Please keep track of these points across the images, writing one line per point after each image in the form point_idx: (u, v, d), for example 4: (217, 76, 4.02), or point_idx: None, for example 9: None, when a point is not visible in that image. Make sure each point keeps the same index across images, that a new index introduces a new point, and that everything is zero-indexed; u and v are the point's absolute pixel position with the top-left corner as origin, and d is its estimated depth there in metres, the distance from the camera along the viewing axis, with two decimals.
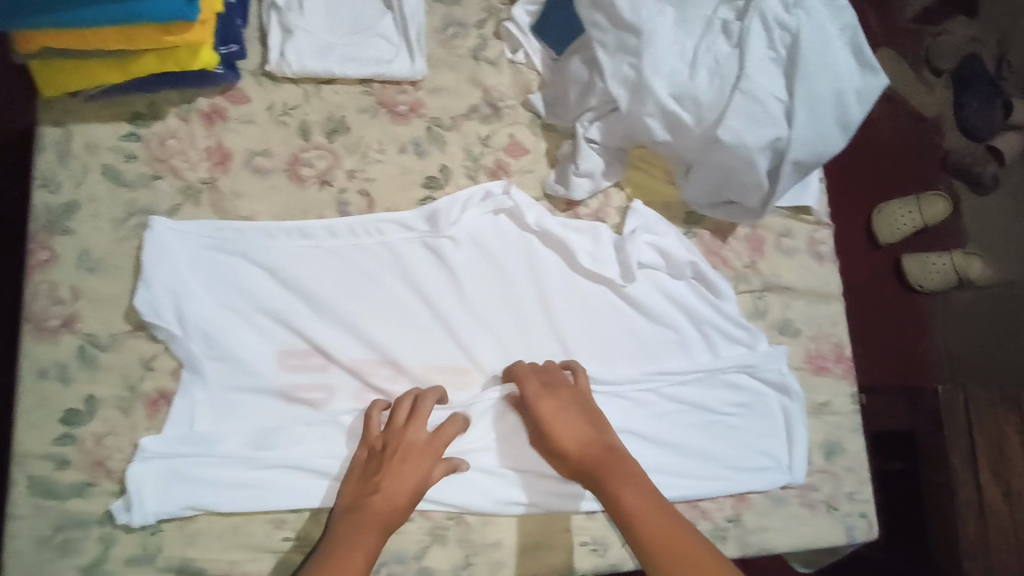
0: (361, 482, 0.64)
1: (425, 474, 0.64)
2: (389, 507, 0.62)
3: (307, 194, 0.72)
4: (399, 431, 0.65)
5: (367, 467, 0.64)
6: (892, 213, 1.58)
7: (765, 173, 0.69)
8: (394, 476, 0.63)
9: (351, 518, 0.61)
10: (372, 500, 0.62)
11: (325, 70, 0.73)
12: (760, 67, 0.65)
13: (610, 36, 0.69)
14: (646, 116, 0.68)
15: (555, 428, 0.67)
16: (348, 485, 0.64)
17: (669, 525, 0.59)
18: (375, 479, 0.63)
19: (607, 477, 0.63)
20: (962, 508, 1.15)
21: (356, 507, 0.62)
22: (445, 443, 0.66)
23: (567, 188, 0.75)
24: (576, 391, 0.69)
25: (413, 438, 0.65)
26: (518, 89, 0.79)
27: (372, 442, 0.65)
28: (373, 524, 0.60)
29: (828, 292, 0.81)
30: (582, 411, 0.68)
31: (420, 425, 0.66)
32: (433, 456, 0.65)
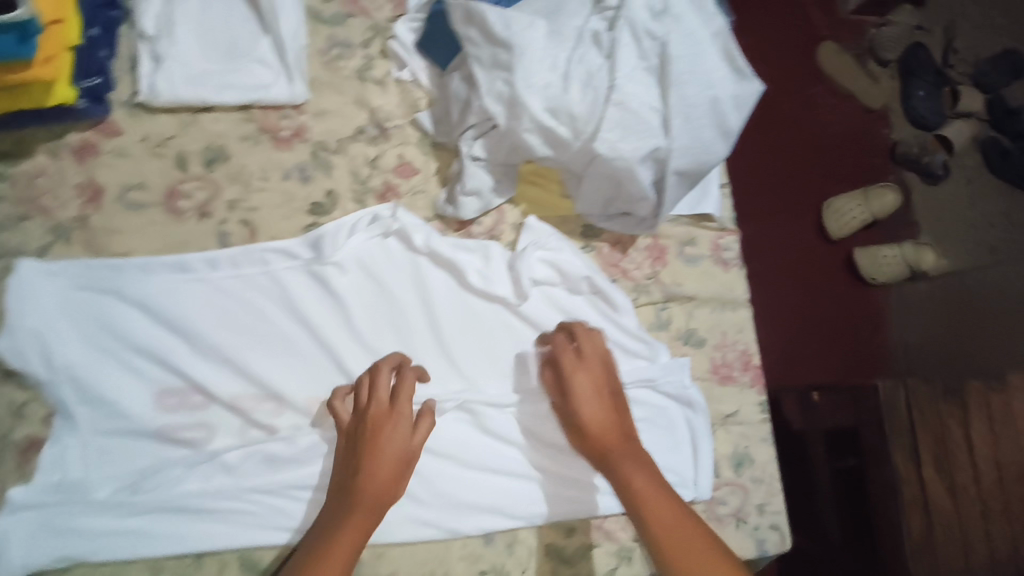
0: (343, 465, 0.63)
1: (400, 444, 0.63)
2: (371, 485, 0.61)
3: (184, 226, 0.70)
4: (368, 410, 0.64)
5: (346, 450, 0.64)
6: (842, 206, 1.56)
7: (650, 185, 0.67)
8: (371, 451, 0.62)
9: (338, 506, 0.61)
10: (355, 482, 0.61)
11: (201, 100, 0.71)
12: (632, 76, 0.63)
13: (484, 51, 0.67)
14: (524, 132, 0.66)
15: (580, 404, 0.67)
16: (334, 473, 0.64)
17: (673, 508, 0.60)
18: (352, 461, 0.63)
19: (623, 461, 0.64)
20: (905, 508, 1.18)
21: (342, 492, 0.62)
22: (410, 401, 0.65)
23: (455, 208, 0.73)
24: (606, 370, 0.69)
25: (381, 412, 0.64)
26: (406, 108, 0.78)
27: (346, 425, 0.65)
28: (364, 503, 0.60)
29: (733, 300, 0.80)
30: (605, 392, 0.68)
31: (383, 392, 0.65)
32: (404, 417, 0.65)
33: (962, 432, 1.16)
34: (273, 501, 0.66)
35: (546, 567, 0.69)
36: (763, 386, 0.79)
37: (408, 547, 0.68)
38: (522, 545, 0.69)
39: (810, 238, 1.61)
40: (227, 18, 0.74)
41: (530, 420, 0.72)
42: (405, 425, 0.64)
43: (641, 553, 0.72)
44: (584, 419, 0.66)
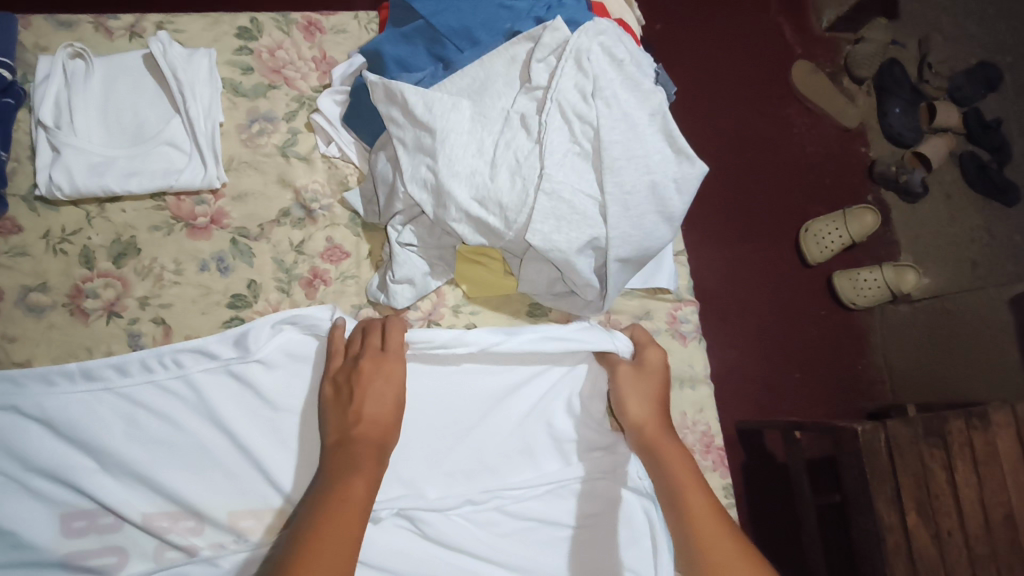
0: (340, 410, 0.60)
1: (391, 393, 0.61)
2: (375, 430, 0.59)
3: (91, 329, 0.65)
4: (362, 356, 0.63)
5: (339, 398, 0.61)
6: (819, 230, 1.50)
7: (592, 274, 0.63)
8: (370, 394, 0.60)
9: (340, 451, 0.57)
10: (357, 428, 0.58)
11: (104, 190, 0.65)
12: (561, 162, 0.59)
13: (408, 133, 0.62)
14: (451, 221, 0.61)
15: (649, 370, 0.68)
16: (329, 420, 0.60)
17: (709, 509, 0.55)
18: (351, 407, 0.60)
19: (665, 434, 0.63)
20: (889, 556, 1.06)
21: (342, 439, 0.58)
22: (400, 348, 0.64)
23: (387, 296, 0.68)
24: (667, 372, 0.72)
25: (373, 358, 0.62)
26: (333, 185, 0.73)
27: (336, 373, 0.63)
28: (368, 447, 0.57)
29: (692, 376, 0.75)
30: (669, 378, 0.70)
31: (375, 339, 0.64)
32: (396, 360, 0.63)
33: (943, 475, 1.12)
34: None
35: None
36: (727, 468, 0.74)
37: None
38: None
39: (789, 263, 1.54)
40: (134, 96, 0.69)
41: (476, 522, 0.68)
42: (398, 372, 0.63)
43: None
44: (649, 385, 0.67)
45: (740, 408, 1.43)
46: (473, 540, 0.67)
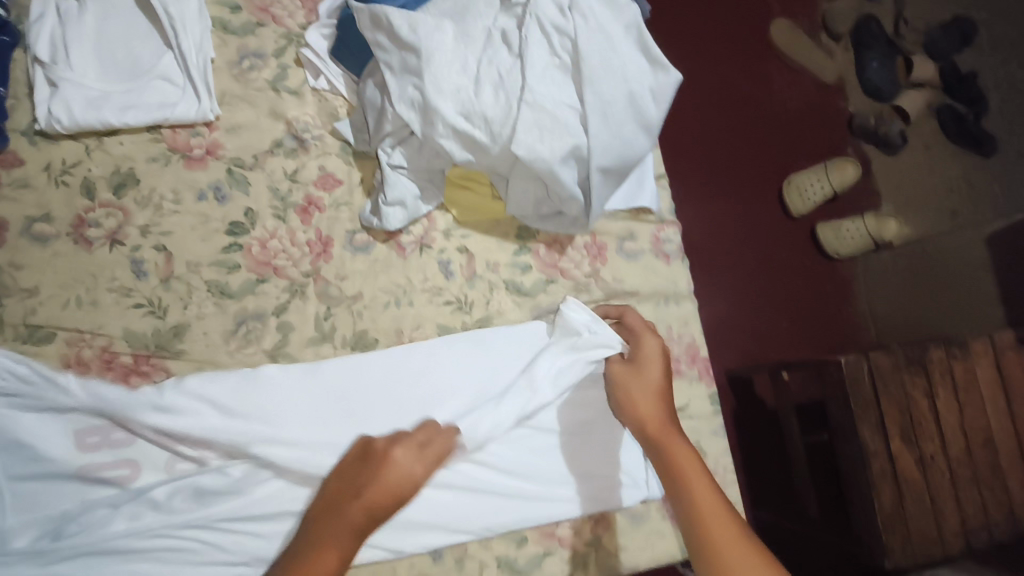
0: (348, 479, 0.61)
1: (405, 485, 0.60)
2: (367, 513, 0.59)
3: (96, 256, 0.67)
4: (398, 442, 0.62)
5: (355, 466, 0.62)
6: (801, 183, 1.51)
7: (576, 186, 0.65)
8: (379, 480, 0.60)
9: (328, 521, 0.59)
10: (352, 503, 0.59)
11: (102, 123, 0.68)
12: (541, 75, 0.62)
13: (394, 57, 0.64)
14: (439, 137, 0.63)
15: (648, 366, 0.69)
16: (332, 480, 0.62)
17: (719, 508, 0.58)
18: (358, 481, 0.61)
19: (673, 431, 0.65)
20: (876, 480, 1.10)
21: (334, 506, 0.60)
22: (436, 451, 0.63)
23: (379, 219, 0.70)
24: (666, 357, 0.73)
25: (406, 449, 0.62)
26: (324, 117, 0.75)
27: (368, 442, 0.64)
28: (349, 524, 0.58)
29: (676, 292, 0.79)
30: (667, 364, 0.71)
31: (419, 433, 0.64)
32: (427, 464, 0.62)
33: (926, 402, 1.15)
34: (204, 535, 0.64)
35: None
36: (711, 378, 0.78)
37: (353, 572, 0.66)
38: (471, 560, 0.68)
39: (772, 214, 1.55)
40: (126, 32, 0.71)
41: (471, 436, 0.69)
42: (420, 470, 0.61)
43: (596, 557, 0.71)
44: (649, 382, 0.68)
45: (729, 356, 1.45)
46: (468, 451, 0.69)
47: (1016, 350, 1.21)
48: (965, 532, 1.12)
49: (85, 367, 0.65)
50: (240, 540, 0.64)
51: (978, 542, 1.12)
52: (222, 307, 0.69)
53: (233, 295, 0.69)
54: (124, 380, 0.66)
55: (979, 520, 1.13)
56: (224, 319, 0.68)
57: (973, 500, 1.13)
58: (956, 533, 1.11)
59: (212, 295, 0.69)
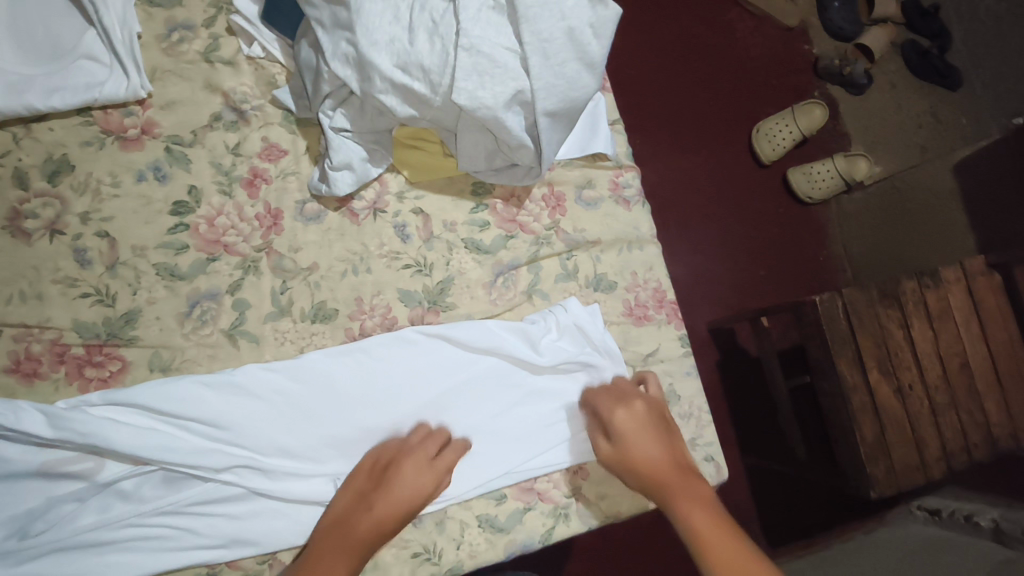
0: (359, 488, 0.63)
1: (417, 501, 0.63)
2: (376, 525, 0.61)
3: (35, 248, 0.65)
4: (411, 457, 0.64)
5: (368, 481, 0.63)
6: (770, 129, 1.49)
7: (524, 131, 0.64)
8: (392, 497, 0.62)
9: (337, 533, 0.61)
10: (362, 515, 0.61)
11: (27, 108, 0.65)
12: (476, 17, 0.60)
13: (325, 13, 0.63)
14: (379, 93, 0.62)
15: (624, 434, 0.65)
16: (344, 496, 0.63)
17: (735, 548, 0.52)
18: (369, 494, 0.62)
19: (677, 482, 0.61)
20: (858, 416, 1.11)
21: (344, 518, 0.62)
22: (445, 466, 0.64)
23: (327, 185, 0.68)
24: (645, 403, 0.68)
25: (420, 466, 0.63)
26: (263, 86, 0.73)
27: (379, 457, 0.64)
28: (356, 537, 0.60)
29: (639, 238, 0.78)
30: (654, 417, 0.67)
31: (428, 446, 0.65)
32: (435, 476, 0.64)
33: (901, 333, 1.15)
34: (178, 521, 0.63)
35: (481, 537, 0.68)
36: (680, 321, 0.77)
37: None
38: (451, 521, 0.67)
39: (742, 163, 1.53)
40: (43, 11, 0.67)
41: (445, 406, 0.68)
42: (431, 486, 0.63)
43: (577, 508, 0.70)
44: (635, 450, 0.64)
45: (710, 309, 1.43)
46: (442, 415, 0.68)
47: (986, 275, 1.21)
48: (946, 456, 1.13)
49: (37, 363, 0.63)
50: (215, 523, 0.63)
51: (959, 464, 1.13)
52: (174, 290, 0.66)
53: (184, 277, 0.67)
54: (79, 372, 0.63)
55: (959, 444, 1.14)
56: (177, 301, 0.66)
57: (953, 425, 1.14)
58: (938, 458, 1.12)
59: (162, 278, 0.66)
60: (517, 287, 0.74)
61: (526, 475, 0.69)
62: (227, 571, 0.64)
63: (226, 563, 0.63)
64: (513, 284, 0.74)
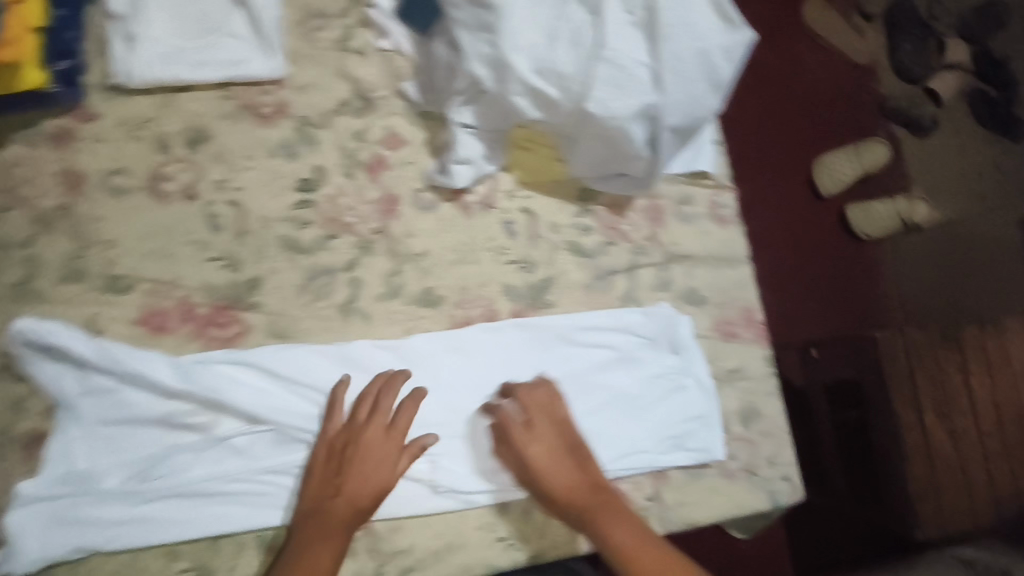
0: (328, 476, 0.64)
1: (386, 471, 0.65)
2: (351, 508, 0.63)
3: (171, 210, 0.68)
4: (358, 432, 0.65)
5: (328, 467, 0.65)
6: (833, 164, 1.50)
7: (643, 143, 0.66)
8: (361, 474, 0.64)
9: (314, 524, 0.62)
10: (335, 501, 0.63)
11: (174, 78, 0.69)
12: (618, 31, 0.63)
13: (467, 13, 0.65)
14: (513, 95, 0.65)
15: (546, 446, 0.67)
16: (310, 482, 0.64)
17: (630, 520, 0.65)
18: (332, 484, 0.64)
19: (587, 488, 0.66)
20: (908, 451, 1.14)
21: (317, 509, 0.63)
22: (404, 432, 0.66)
23: (447, 177, 0.72)
24: (558, 420, 0.69)
25: (376, 440, 0.65)
26: (389, 78, 0.75)
27: (332, 439, 0.65)
28: (335, 526, 0.62)
29: (733, 257, 0.80)
30: (567, 435, 0.68)
31: (379, 420, 0.66)
32: (393, 444, 0.66)
33: (959, 377, 1.15)
34: (286, 480, 0.65)
35: (563, 529, 0.70)
36: (766, 341, 0.79)
37: (426, 518, 0.68)
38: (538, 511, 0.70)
39: (802, 196, 1.54)
40: None
41: None
42: (388, 456, 0.65)
43: (656, 511, 0.72)
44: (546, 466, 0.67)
45: None
46: None
47: None
48: (998, 502, 1.09)
49: (165, 318, 0.67)
50: None
51: (1011, 513, 1.09)
52: (294, 262, 0.70)
53: (306, 251, 0.70)
54: (204, 330, 0.67)
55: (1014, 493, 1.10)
56: (296, 273, 0.70)
57: (1005, 473, 1.11)
58: (989, 503, 1.09)
59: (285, 250, 0.70)
60: (613, 291, 0.76)
61: (612, 475, 0.71)
62: None
63: None
64: (609, 288, 0.76)
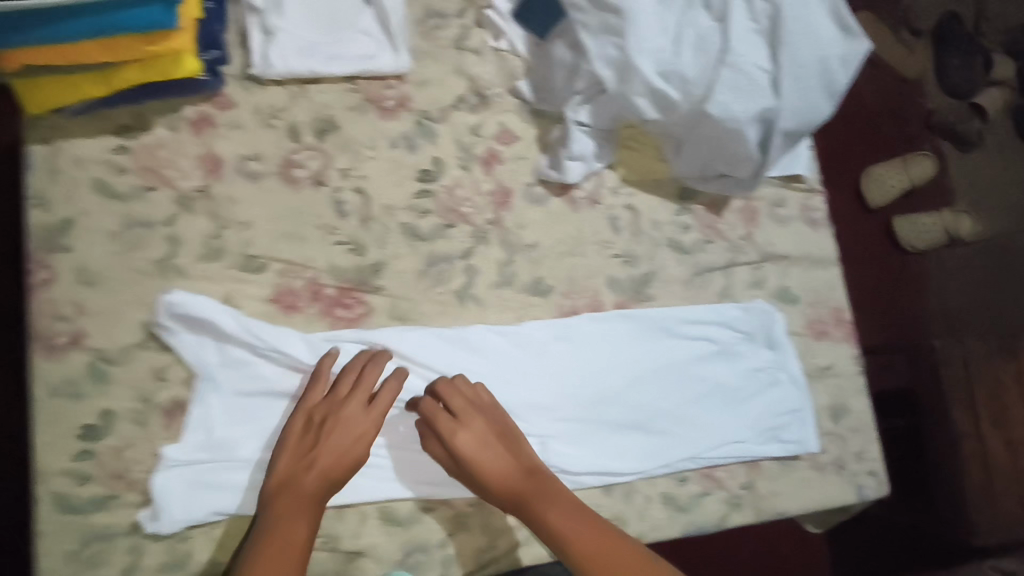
0: (300, 451, 0.64)
1: (355, 447, 0.65)
2: (321, 481, 0.64)
3: (302, 195, 0.72)
4: (327, 408, 0.66)
5: (302, 442, 0.65)
6: (882, 175, 1.48)
7: (755, 145, 0.69)
8: (337, 446, 0.65)
9: (287, 497, 0.62)
10: (308, 475, 0.63)
11: (310, 71, 0.73)
12: (743, 39, 0.66)
13: (592, 17, 0.68)
14: (635, 95, 0.69)
15: (474, 432, 0.67)
16: (283, 456, 0.64)
17: (566, 503, 0.65)
18: (307, 458, 0.64)
19: (522, 473, 0.66)
20: (965, 460, 1.13)
21: (292, 482, 0.63)
22: (384, 411, 0.67)
23: (559, 172, 0.76)
24: (486, 408, 0.68)
25: (353, 414, 0.66)
26: (504, 77, 0.79)
27: (312, 412, 0.66)
28: (305, 499, 0.62)
29: (824, 258, 0.83)
30: (495, 424, 0.68)
31: (358, 397, 0.67)
32: (373, 419, 0.67)
33: (1017, 388, 1.15)
34: (405, 454, 0.70)
35: (663, 513, 0.73)
36: (854, 340, 0.82)
37: None
38: (639, 494, 0.73)
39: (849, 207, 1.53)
40: None
41: (639, 384, 0.74)
42: (368, 430, 0.66)
43: (749, 499, 0.75)
44: (468, 453, 0.66)
45: None
46: (636, 392, 0.74)
47: None
48: None
49: (295, 298, 0.70)
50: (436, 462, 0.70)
51: None
52: (415, 248, 0.73)
53: (426, 238, 0.74)
54: (331, 311, 0.70)
55: None
56: (417, 259, 0.73)
57: None
58: None
59: (407, 237, 0.73)
60: (711, 288, 0.79)
61: (707, 462, 0.74)
62: (441, 509, 0.70)
63: (439, 501, 0.70)
64: (707, 284, 0.79)
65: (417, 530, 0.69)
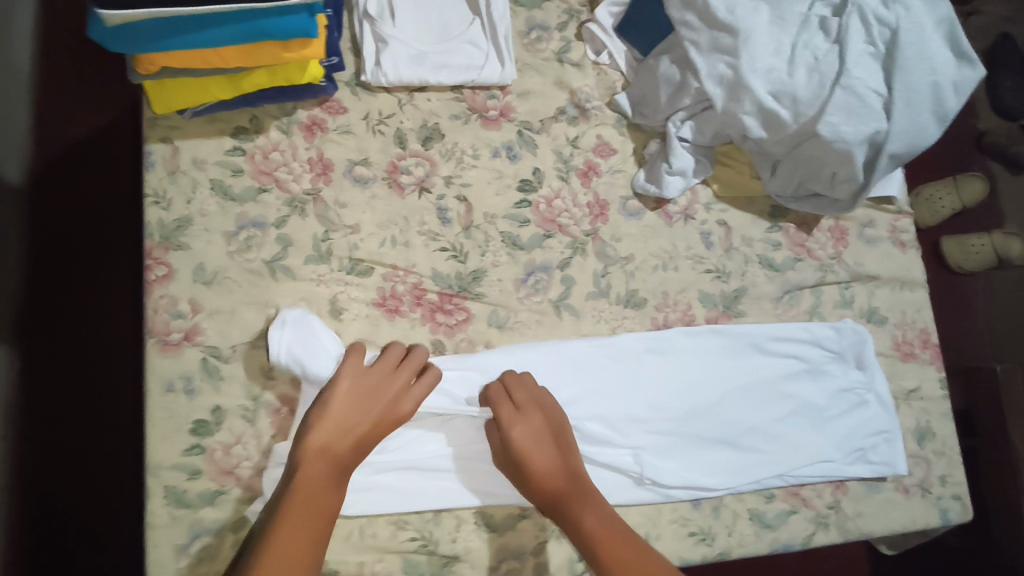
0: (336, 416, 0.62)
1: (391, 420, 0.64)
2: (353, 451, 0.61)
3: (407, 202, 0.73)
4: (383, 382, 0.65)
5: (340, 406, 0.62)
6: (930, 195, 1.36)
7: (860, 166, 0.69)
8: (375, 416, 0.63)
9: (319, 463, 0.59)
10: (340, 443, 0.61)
11: (420, 79, 0.74)
12: (859, 61, 0.67)
13: (704, 36, 0.69)
14: (743, 114, 0.69)
15: (529, 425, 0.66)
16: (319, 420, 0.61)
17: (602, 509, 0.63)
18: (341, 424, 0.62)
19: (568, 474, 0.65)
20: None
21: (324, 447, 0.60)
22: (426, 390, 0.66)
23: (658, 187, 0.76)
24: (548, 406, 0.68)
25: (397, 388, 0.65)
26: (603, 91, 0.80)
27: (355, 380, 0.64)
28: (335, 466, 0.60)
29: (912, 280, 0.83)
30: (552, 421, 0.68)
31: (403, 374, 0.65)
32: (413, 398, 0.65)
33: None
34: None
35: (750, 529, 0.73)
36: (940, 363, 0.82)
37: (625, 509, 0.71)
38: (727, 509, 0.73)
39: None
40: None
41: (727, 399, 0.74)
42: (407, 406, 0.65)
43: (836, 520, 0.75)
44: (522, 443, 0.65)
45: None
46: (726, 405, 0.74)
47: None
48: None
49: (399, 302, 0.71)
50: None
51: None
52: (514, 258, 0.74)
53: (525, 248, 0.74)
54: (432, 316, 0.71)
55: None
56: (516, 268, 0.74)
57: None
58: None
59: (506, 245, 0.74)
60: (801, 306, 0.80)
61: (798, 479, 0.74)
62: (534, 517, 0.70)
63: (533, 509, 0.70)
64: (797, 302, 0.80)
65: (512, 537, 0.69)
